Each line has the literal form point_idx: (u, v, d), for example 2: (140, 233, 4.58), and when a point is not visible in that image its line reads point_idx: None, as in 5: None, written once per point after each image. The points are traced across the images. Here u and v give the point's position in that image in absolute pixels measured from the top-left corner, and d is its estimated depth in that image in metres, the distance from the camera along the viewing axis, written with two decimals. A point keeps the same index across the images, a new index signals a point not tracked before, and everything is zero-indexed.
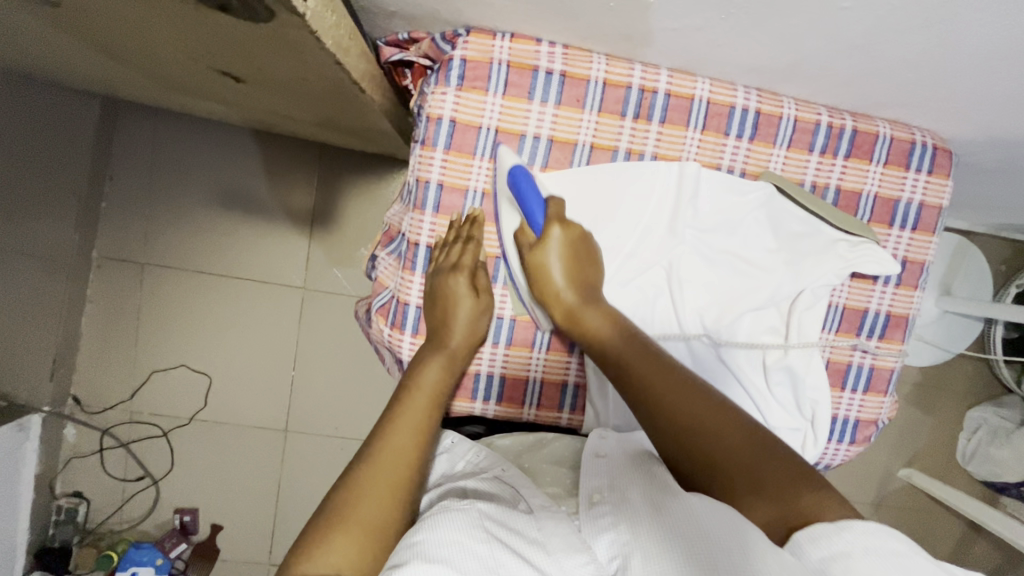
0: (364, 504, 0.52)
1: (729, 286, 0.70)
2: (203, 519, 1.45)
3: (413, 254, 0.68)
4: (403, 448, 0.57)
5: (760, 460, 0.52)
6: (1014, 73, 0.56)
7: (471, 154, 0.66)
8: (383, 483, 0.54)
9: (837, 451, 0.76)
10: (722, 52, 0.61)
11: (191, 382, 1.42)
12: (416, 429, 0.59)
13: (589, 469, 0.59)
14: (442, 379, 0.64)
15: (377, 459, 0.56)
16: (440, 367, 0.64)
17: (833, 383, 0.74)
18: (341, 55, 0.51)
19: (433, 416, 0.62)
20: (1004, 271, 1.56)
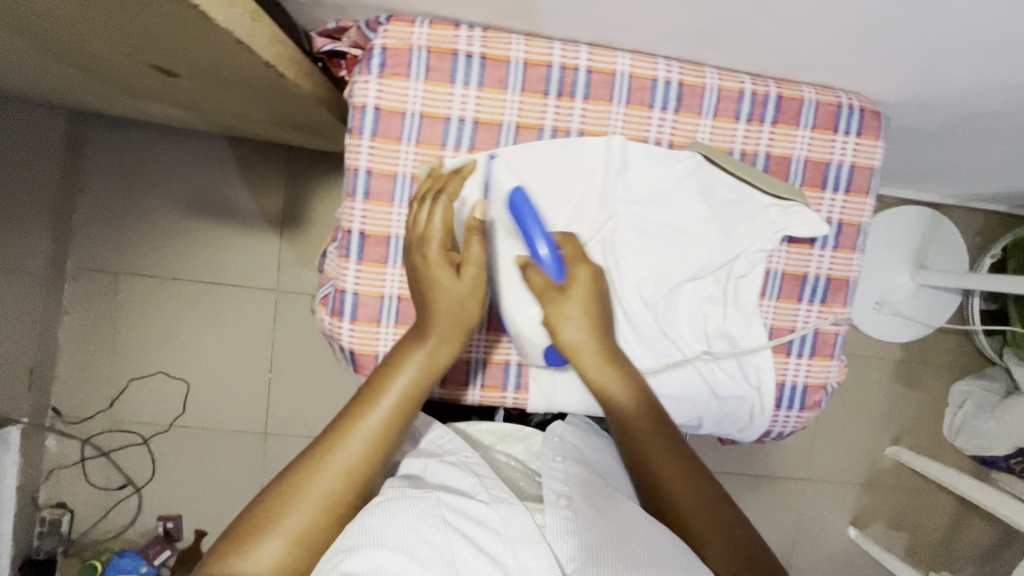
0: (303, 506, 0.56)
1: (665, 258, 0.70)
2: (187, 525, 1.45)
3: (346, 242, 0.68)
4: (357, 455, 0.59)
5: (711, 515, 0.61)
6: (915, 24, 0.56)
7: (397, 140, 0.66)
8: (335, 486, 0.57)
9: (787, 418, 0.75)
10: (636, 22, 0.62)
11: (169, 388, 1.43)
12: (375, 438, 0.60)
13: (549, 472, 0.64)
14: (418, 379, 0.62)
15: (327, 462, 0.58)
16: (417, 368, 0.62)
17: (778, 349, 0.74)
18: (241, 34, 0.52)
19: (399, 421, 0.61)
20: (980, 242, 1.56)
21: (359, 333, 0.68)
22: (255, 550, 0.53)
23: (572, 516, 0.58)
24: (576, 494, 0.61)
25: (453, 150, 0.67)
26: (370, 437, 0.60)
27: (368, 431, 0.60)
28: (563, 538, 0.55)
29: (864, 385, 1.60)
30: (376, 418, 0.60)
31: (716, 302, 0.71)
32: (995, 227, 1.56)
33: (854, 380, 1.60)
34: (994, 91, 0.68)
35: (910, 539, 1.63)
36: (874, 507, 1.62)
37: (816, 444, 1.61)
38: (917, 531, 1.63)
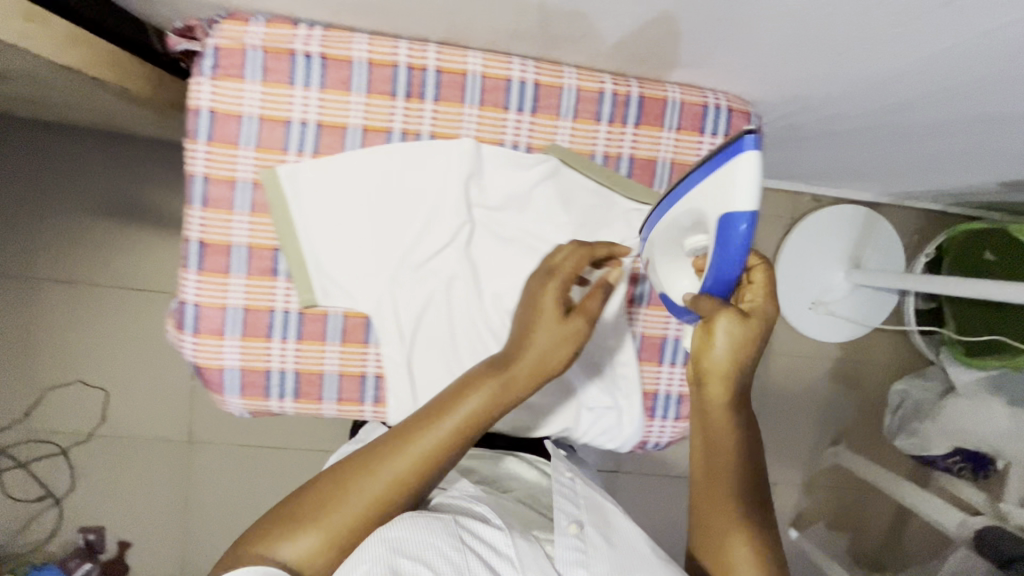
0: (341, 502, 0.53)
1: (524, 265, 0.68)
2: (110, 536, 1.42)
3: (185, 251, 0.65)
4: (404, 473, 0.54)
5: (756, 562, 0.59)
6: (746, 24, 0.53)
7: (235, 144, 0.63)
8: (372, 498, 0.53)
9: (661, 427, 0.75)
10: (478, 22, 0.60)
11: (87, 397, 1.39)
12: (427, 460, 0.55)
13: (558, 485, 0.60)
14: (485, 410, 0.56)
15: (376, 469, 0.54)
16: (486, 398, 0.56)
17: (650, 358, 0.73)
18: (17, 39, 0.52)
19: (455, 451, 0.56)
20: (916, 241, 1.55)
21: (202, 345, 0.66)
22: (287, 538, 0.52)
23: (581, 547, 0.53)
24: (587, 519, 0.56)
25: (297, 155, 0.64)
26: (424, 456, 0.55)
27: (424, 450, 0.55)
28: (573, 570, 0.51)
29: (804, 386, 1.59)
30: (434, 441, 0.55)
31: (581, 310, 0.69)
32: (933, 226, 1.55)
33: (794, 381, 1.59)
34: (860, 91, 0.66)
35: (853, 539, 1.62)
36: (815, 508, 1.61)
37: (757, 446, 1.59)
38: (858, 531, 1.62)
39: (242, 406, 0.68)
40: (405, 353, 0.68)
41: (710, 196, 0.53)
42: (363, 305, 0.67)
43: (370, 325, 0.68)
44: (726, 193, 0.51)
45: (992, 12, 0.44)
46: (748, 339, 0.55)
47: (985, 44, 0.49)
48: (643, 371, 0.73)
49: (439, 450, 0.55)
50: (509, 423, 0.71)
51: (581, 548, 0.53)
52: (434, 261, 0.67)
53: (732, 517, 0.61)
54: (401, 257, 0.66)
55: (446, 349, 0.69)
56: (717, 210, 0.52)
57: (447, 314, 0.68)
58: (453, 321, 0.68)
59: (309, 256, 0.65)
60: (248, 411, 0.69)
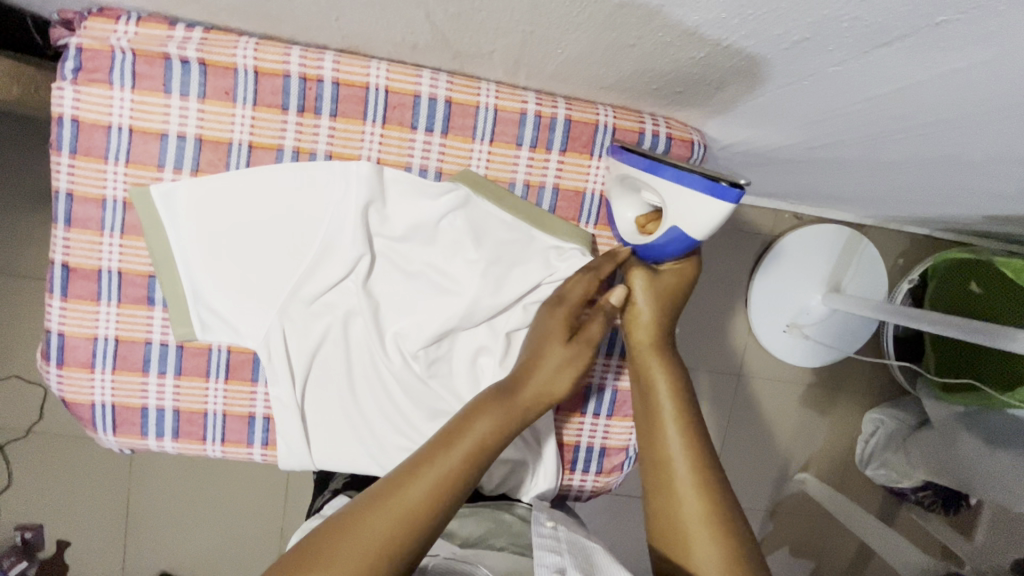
0: (345, 554, 0.41)
1: (430, 304, 0.61)
2: (49, 535, 1.38)
3: (49, 276, 0.58)
4: (415, 509, 0.44)
5: (706, 516, 0.52)
6: (669, 50, 0.46)
7: (103, 158, 0.56)
8: (377, 544, 0.42)
9: (579, 481, 0.70)
10: (374, 32, 0.52)
11: (23, 394, 1.32)
12: (440, 495, 0.45)
13: (538, 538, 0.53)
14: (498, 431, 0.49)
15: (380, 508, 0.44)
16: (498, 417, 0.50)
17: (571, 408, 0.68)
18: None
19: (469, 485, 0.47)
20: (901, 264, 1.47)
21: (68, 379, 0.60)
22: None
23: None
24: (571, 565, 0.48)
25: (175, 172, 0.57)
26: (438, 492, 0.45)
27: (435, 484, 0.45)
28: None
29: (775, 409, 1.53)
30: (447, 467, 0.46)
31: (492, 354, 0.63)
32: (920, 248, 1.47)
33: (764, 404, 1.53)
34: (813, 125, 0.58)
35: (815, 566, 1.58)
36: (778, 534, 1.56)
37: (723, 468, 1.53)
38: (820, 558, 1.58)
39: (117, 443, 0.62)
40: (298, 395, 0.62)
41: (679, 203, 0.50)
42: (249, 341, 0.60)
43: (258, 362, 0.62)
44: (689, 214, 0.49)
45: (933, 61, 0.37)
46: (664, 291, 0.57)
47: (933, 92, 0.42)
48: (563, 422, 0.68)
49: (453, 477, 0.46)
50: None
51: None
52: (331, 295, 0.61)
53: (677, 467, 0.55)
54: (291, 291, 0.60)
55: (343, 392, 0.62)
56: (674, 218, 0.51)
57: (345, 354, 0.62)
58: (350, 361, 0.62)
59: (187, 286, 0.59)
60: (125, 447, 0.64)
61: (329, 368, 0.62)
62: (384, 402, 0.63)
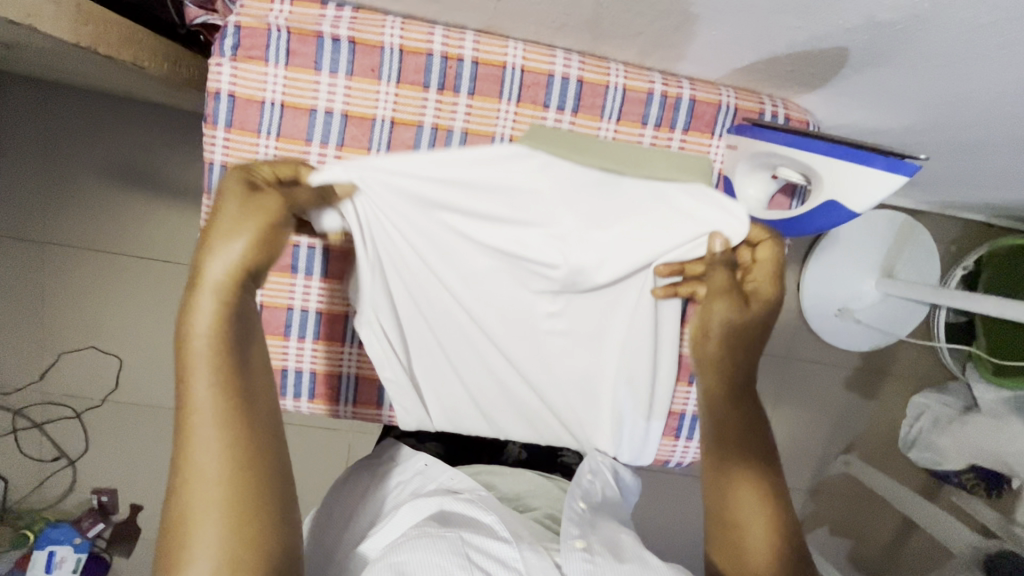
0: (201, 524, 0.42)
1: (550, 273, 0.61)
2: (121, 499, 1.44)
3: None
4: (212, 447, 0.44)
5: (770, 530, 0.57)
6: (827, 33, 0.48)
7: (256, 133, 0.59)
8: (211, 498, 0.43)
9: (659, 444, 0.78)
10: (523, 14, 0.54)
11: (101, 363, 1.38)
12: (221, 402, 0.45)
13: (568, 509, 0.62)
14: (222, 312, 0.47)
15: (188, 464, 0.44)
16: (214, 303, 0.47)
17: (681, 377, 0.77)
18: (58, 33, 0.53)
19: (230, 367, 0.47)
20: (953, 251, 1.48)
21: None
22: None
23: (589, 558, 0.54)
24: (594, 539, 0.57)
25: (320, 147, 0.61)
26: (215, 400, 0.45)
27: (210, 412, 0.45)
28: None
29: (819, 392, 1.56)
30: (202, 388, 0.45)
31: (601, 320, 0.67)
32: (973, 235, 1.48)
33: (808, 387, 1.56)
34: (936, 106, 0.59)
35: (854, 547, 1.61)
36: (820, 514, 1.60)
37: None
38: (860, 539, 1.61)
39: None
40: (403, 355, 0.69)
41: (840, 178, 0.51)
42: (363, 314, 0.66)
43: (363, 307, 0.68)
44: (860, 189, 0.50)
45: None
46: (738, 324, 0.63)
47: None
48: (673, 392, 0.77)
49: (214, 385, 0.46)
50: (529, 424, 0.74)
51: (589, 560, 0.53)
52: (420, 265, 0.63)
53: (744, 504, 0.59)
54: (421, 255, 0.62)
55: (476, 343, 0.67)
56: (832, 193, 0.52)
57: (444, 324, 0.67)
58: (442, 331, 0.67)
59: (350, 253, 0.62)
60: None
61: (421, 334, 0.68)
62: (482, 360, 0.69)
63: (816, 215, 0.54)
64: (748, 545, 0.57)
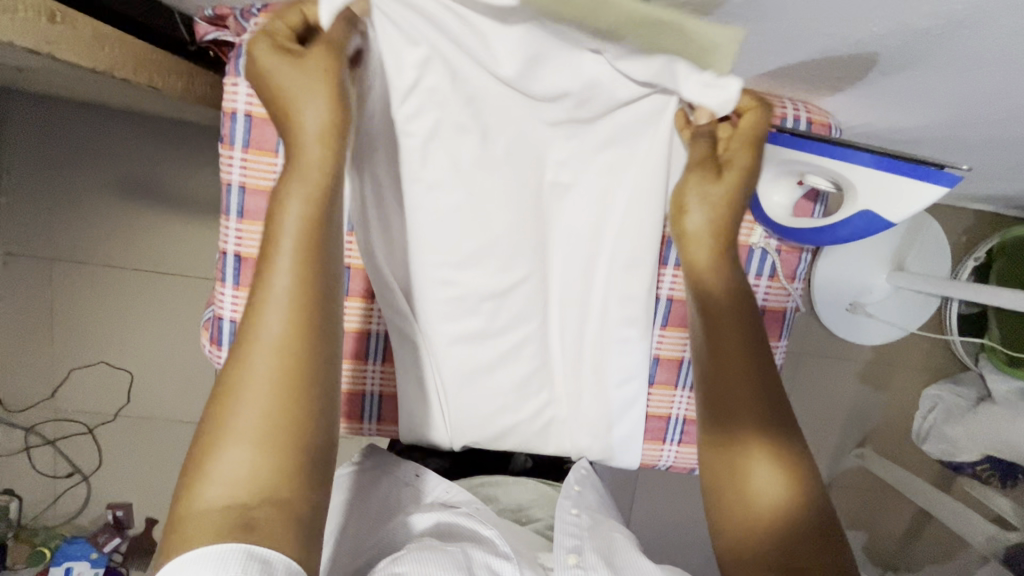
0: (251, 401, 0.45)
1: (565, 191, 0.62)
2: (137, 513, 1.44)
3: (221, 266, 0.61)
4: (281, 334, 0.46)
5: (778, 464, 0.55)
6: (856, 38, 0.47)
7: (274, 152, 0.58)
8: (271, 381, 0.45)
9: (669, 453, 0.75)
10: None
11: (112, 378, 1.38)
12: (294, 302, 0.47)
13: (562, 524, 0.64)
14: (308, 205, 0.48)
15: (254, 346, 0.46)
16: (300, 195, 0.47)
17: None
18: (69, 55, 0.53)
19: (312, 271, 0.47)
20: (965, 242, 1.47)
21: None
22: (210, 508, 0.42)
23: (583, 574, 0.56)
24: (589, 548, 0.60)
25: None
26: (294, 288, 0.47)
27: (285, 299, 0.47)
28: None
29: (831, 386, 1.56)
30: (284, 274, 0.47)
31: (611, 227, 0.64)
32: (985, 225, 1.47)
33: (819, 381, 1.56)
34: (963, 106, 0.59)
35: (869, 538, 1.62)
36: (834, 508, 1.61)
37: None
38: (875, 531, 1.62)
39: None
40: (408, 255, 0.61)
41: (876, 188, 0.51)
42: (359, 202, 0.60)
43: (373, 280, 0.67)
44: (903, 201, 0.50)
45: None
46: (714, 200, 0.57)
47: None
48: (653, 394, 0.73)
49: (300, 277, 0.47)
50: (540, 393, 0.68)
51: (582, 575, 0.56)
52: (411, 126, 0.55)
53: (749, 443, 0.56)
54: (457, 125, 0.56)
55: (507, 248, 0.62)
56: (867, 203, 0.52)
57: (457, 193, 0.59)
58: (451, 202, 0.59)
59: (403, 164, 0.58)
60: None
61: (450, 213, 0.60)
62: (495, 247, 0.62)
63: (847, 224, 0.54)
64: (737, 481, 0.56)
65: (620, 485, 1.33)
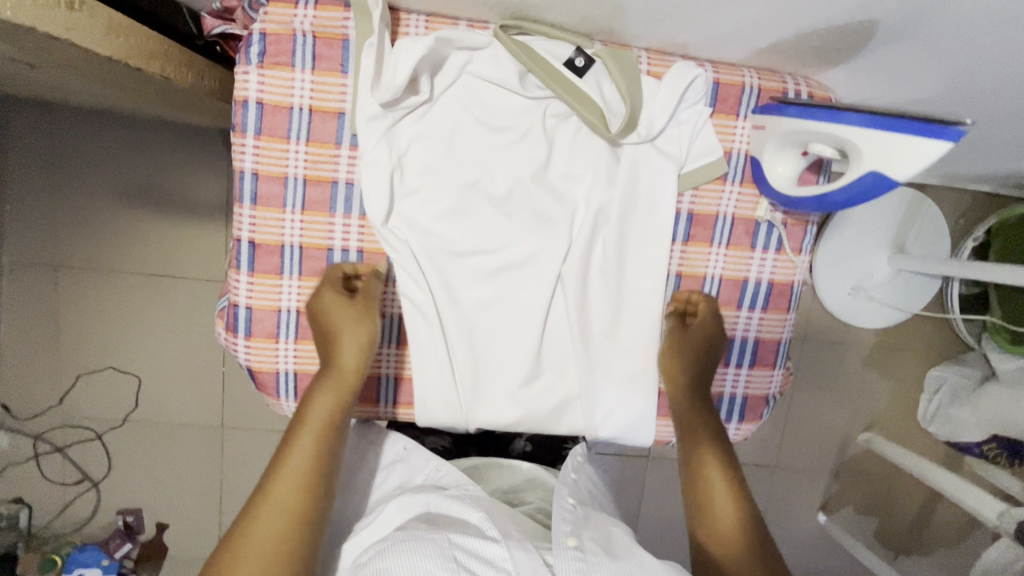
0: (246, 564, 0.50)
1: (574, 200, 0.64)
2: (147, 518, 1.44)
3: (236, 252, 0.62)
4: (287, 502, 0.53)
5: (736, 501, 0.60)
6: (857, 5, 0.48)
7: (285, 138, 0.59)
8: (267, 545, 0.51)
9: None
10: (548, 5, 0.55)
11: (120, 383, 1.38)
12: (304, 480, 0.55)
13: (559, 509, 0.63)
14: (334, 403, 0.59)
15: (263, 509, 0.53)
16: (330, 394, 0.59)
17: (766, 361, 0.70)
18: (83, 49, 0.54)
19: (326, 457, 0.56)
20: (963, 224, 1.49)
21: (254, 350, 0.63)
22: None
23: (582, 557, 0.55)
24: (586, 534, 0.59)
25: (350, 149, 0.60)
26: (309, 463, 0.56)
27: (300, 471, 0.55)
28: None
29: (836, 371, 1.57)
30: (303, 451, 0.56)
31: (639, 193, 0.64)
32: (982, 206, 1.48)
33: (824, 367, 1.56)
34: (959, 79, 0.60)
35: (880, 523, 1.62)
36: (843, 492, 1.61)
37: (787, 429, 1.57)
38: (885, 516, 1.62)
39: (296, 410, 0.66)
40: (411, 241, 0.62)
41: (877, 150, 0.51)
42: (373, 175, 0.60)
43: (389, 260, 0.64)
44: (900, 157, 0.49)
45: None
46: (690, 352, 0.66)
47: None
48: None
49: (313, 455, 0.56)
50: (553, 371, 0.68)
51: (580, 558, 0.55)
52: (426, 118, 0.60)
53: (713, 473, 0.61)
54: (469, 118, 0.61)
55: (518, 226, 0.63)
56: (869, 165, 0.51)
57: (471, 178, 0.62)
58: (460, 195, 0.62)
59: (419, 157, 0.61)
60: None
61: (460, 193, 0.62)
62: (506, 232, 0.63)
63: (853, 190, 0.54)
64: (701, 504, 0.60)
65: (630, 474, 1.33)
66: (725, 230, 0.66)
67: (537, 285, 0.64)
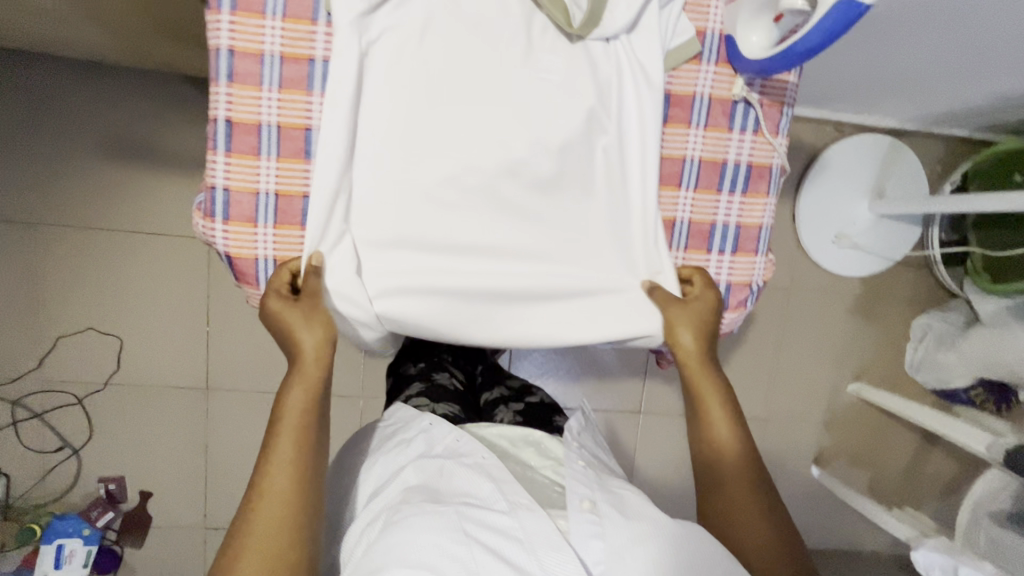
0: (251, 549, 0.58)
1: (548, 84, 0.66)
2: (130, 486, 1.40)
3: (212, 132, 0.62)
4: (280, 490, 0.60)
5: (757, 505, 0.68)
6: None
7: (261, 13, 0.61)
8: (268, 530, 0.59)
9: None
10: None
11: (101, 345, 1.35)
12: (293, 469, 0.62)
13: (573, 473, 0.67)
14: (306, 396, 0.65)
15: (262, 504, 0.60)
16: (301, 389, 0.65)
17: (746, 247, 0.74)
18: None
19: (308, 449, 0.63)
20: (939, 170, 1.52)
21: (233, 234, 0.64)
22: None
23: (595, 521, 0.61)
24: (600, 496, 0.63)
25: (325, 26, 0.62)
26: (294, 454, 0.62)
27: (285, 461, 0.62)
28: (590, 544, 0.59)
29: (823, 322, 1.58)
30: (287, 442, 0.63)
31: (607, 79, 0.67)
32: (957, 152, 1.52)
33: (812, 318, 1.57)
34: None
35: (874, 475, 1.62)
36: (835, 445, 1.61)
37: (777, 381, 1.58)
38: (879, 468, 1.62)
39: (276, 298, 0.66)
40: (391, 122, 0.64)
41: None
42: (346, 48, 0.61)
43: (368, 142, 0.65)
44: None
45: None
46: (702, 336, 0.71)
47: None
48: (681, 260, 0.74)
49: (295, 445, 0.63)
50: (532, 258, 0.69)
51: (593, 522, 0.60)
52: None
53: (729, 479, 0.70)
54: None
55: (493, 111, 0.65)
56: None
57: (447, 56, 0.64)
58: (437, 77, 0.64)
59: (396, 35, 0.63)
60: None
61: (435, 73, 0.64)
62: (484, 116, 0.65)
63: (826, 26, 0.54)
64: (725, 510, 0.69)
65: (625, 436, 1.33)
66: (702, 110, 0.70)
67: (511, 166, 0.66)
